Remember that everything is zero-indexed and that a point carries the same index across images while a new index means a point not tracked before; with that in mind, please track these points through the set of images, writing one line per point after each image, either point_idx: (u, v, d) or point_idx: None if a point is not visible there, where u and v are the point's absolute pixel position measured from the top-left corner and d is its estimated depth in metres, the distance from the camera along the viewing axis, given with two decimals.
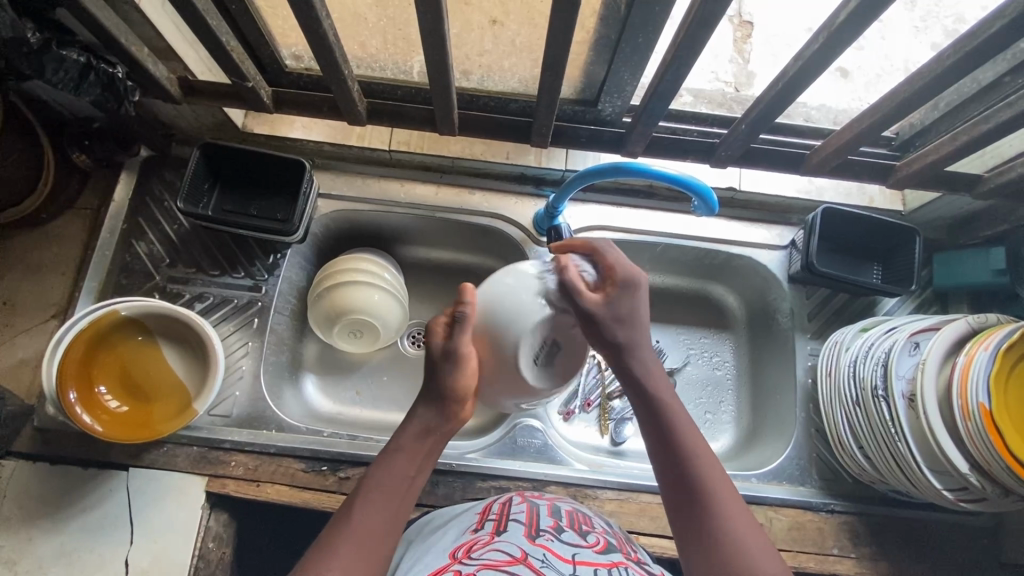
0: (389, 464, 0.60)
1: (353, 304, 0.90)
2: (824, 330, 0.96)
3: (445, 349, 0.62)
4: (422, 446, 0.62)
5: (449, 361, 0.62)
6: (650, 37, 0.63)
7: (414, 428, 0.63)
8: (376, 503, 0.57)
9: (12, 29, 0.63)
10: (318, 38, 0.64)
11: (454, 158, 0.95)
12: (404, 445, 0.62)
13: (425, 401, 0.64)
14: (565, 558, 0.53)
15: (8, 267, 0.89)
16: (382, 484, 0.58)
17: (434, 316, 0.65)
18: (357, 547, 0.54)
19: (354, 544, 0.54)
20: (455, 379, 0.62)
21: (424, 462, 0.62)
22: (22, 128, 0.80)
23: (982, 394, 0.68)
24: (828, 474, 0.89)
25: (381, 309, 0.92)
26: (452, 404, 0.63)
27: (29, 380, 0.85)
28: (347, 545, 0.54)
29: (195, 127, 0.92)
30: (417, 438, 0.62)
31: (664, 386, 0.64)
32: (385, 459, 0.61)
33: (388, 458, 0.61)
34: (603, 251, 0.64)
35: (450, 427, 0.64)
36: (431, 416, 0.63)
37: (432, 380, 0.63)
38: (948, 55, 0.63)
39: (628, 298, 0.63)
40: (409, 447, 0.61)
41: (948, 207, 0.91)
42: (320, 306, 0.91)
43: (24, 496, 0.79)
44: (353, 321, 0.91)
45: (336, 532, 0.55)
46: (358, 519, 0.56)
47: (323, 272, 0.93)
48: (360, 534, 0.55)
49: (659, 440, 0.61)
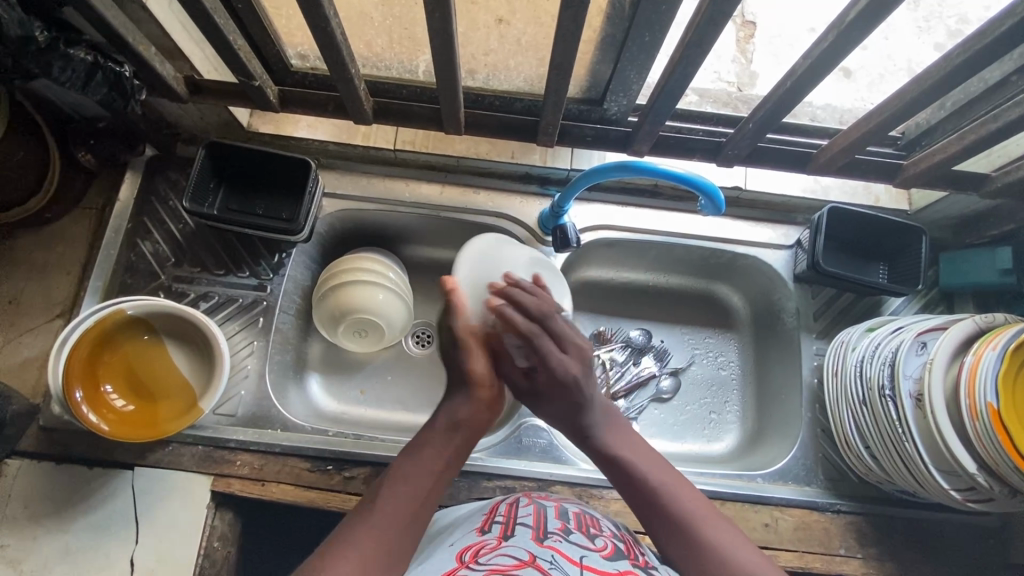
0: (416, 457, 0.62)
1: (353, 304, 0.90)
2: (830, 330, 0.96)
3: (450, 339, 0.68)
4: (450, 440, 0.64)
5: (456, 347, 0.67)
6: (657, 36, 0.63)
7: (440, 421, 0.65)
8: (405, 493, 0.59)
9: (20, 27, 0.63)
10: (325, 36, 0.64)
11: (459, 158, 0.95)
12: (432, 440, 0.63)
13: (456, 392, 0.67)
14: (572, 562, 0.53)
15: (13, 266, 0.89)
16: (408, 475, 0.60)
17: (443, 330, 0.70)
18: (382, 533, 0.55)
19: (380, 529, 0.55)
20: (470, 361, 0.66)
21: (452, 457, 0.63)
22: (27, 127, 0.80)
23: (990, 394, 0.68)
24: (834, 475, 0.89)
25: (383, 308, 0.92)
26: (474, 389, 0.66)
27: (35, 379, 0.85)
28: (370, 533, 0.55)
29: (200, 126, 0.92)
30: (445, 431, 0.64)
31: (620, 435, 0.69)
32: (414, 453, 0.63)
33: (416, 451, 0.63)
34: (540, 350, 0.67)
35: (479, 421, 0.66)
36: (462, 407, 0.65)
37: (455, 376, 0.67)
38: (956, 53, 0.63)
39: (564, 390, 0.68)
40: (437, 441, 0.63)
41: (954, 206, 0.91)
42: (322, 307, 0.92)
43: (30, 495, 0.79)
44: (354, 320, 0.91)
45: (363, 518, 0.57)
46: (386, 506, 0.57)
47: (325, 274, 0.93)
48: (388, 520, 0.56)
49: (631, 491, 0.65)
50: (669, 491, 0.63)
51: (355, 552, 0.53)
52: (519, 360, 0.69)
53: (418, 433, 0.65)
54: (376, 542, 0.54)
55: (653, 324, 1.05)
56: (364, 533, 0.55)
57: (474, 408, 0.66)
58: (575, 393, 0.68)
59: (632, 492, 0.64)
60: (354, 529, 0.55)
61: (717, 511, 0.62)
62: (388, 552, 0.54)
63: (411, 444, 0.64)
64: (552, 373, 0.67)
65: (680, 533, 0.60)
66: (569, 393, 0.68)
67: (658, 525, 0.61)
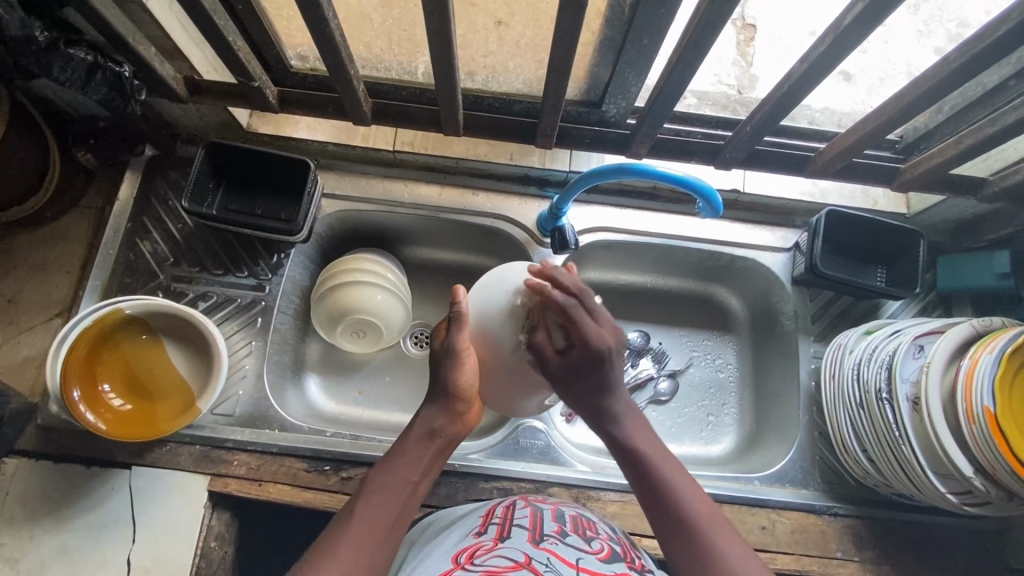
0: (397, 466, 0.63)
1: (352, 303, 0.90)
2: (828, 334, 0.96)
3: (444, 347, 0.68)
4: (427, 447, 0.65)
5: (449, 357, 0.68)
6: (655, 39, 0.63)
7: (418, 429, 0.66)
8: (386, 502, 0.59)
9: (22, 28, 0.63)
10: (325, 38, 0.64)
11: (457, 159, 0.95)
12: (410, 448, 0.64)
13: (436, 400, 0.68)
14: (568, 563, 0.54)
15: (13, 265, 0.89)
16: (388, 483, 0.61)
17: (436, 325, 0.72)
18: (365, 542, 0.55)
19: (365, 536, 0.56)
20: (457, 373, 0.68)
21: (428, 466, 0.65)
22: (26, 125, 0.80)
23: (987, 398, 0.68)
24: (830, 478, 0.89)
25: (381, 307, 0.92)
26: (454, 402, 0.68)
27: (34, 378, 0.85)
28: (349, 543, 0.55)
29: (200, 126, 0.93)
30: (425, 440, 0.65)
31: (641, 430, 0.68)
32: (392, 461, 0.63)
33: (395, 461, 0.63)
34: (573, 320, 0.66)
35: (453, 430, 0.68)
36: (437, 417, 0.67)
37: (438, 381, 0.68)
38: (954, 57, 0.63)
39: (602, 361, 0.67)
40: (415, 451, 0.64)
41: (952, 210, 0.91)
42: (321, 309, 0.92)
43: (28, 493, 0.79)
44: (354, 319, 0.91)
45: (347, 527, 0.57)
46: (367, 513, 0.58)
47: (321, 278, 0.94)
48: (371, 524, 0.57)
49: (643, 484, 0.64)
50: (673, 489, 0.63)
51: (337, 563, 0.53)
52: (555, 337, 0.68)
53: (396, 440, 0.66)
54: (360, 551, 0.55)
55: (652, 327, 1.05)
56: (347, 544, 0.55)
57: (449, 419, 0.67)
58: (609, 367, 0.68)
59: (641, 486, 0.64)
60: (336, 539, 0.55)
61: (726, 520, 0.60)
62: (369, 562, 0.55)
63: (388, 454, 0.64)
64: (586, 341, 0.66)
65: (678, 528, 0.60)
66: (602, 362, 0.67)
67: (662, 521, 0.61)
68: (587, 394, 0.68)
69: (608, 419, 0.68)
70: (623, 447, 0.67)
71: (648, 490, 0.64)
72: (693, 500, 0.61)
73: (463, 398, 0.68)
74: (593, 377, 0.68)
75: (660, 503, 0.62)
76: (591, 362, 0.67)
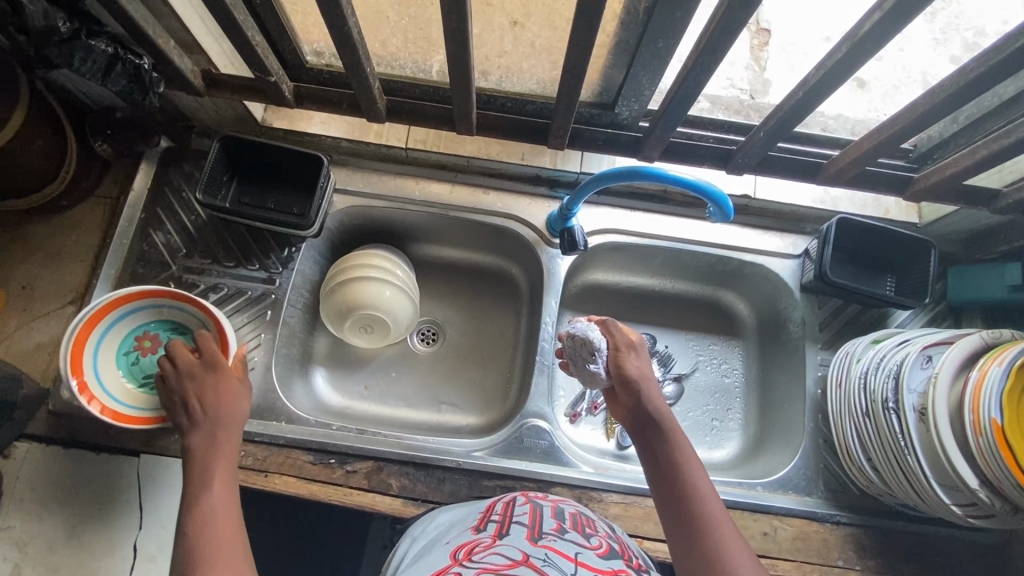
0: (204, 494, 0.64)
1: (111, 369, 0.80)
2: (836, 341, 0.95)
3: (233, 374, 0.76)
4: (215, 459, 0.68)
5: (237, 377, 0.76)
6: (671, 43, 0.63)
7: (203, 464, 0.68)
8: (227, 523, 0.62)
9: (43, 18, 0.66)
10: (343, 36, 0.65)
11: (468, 158, 0.96)
12: (197, 477, 0.67)
13: (220, 428, 0.71)
14: (567, 557, 0.54)
15: (28, 252, 0.91)
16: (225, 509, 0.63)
17: (195, 368, 0.73)
18: (240, 560, 0.59)
19: (229, 561, 0.58)
20: (239, 394, 0.74)
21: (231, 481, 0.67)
22: (44, 115, 0.81)
23: (995, 410, 0.68)
24: (834, 486, 0.89)
25: (117, 384, 0.80)
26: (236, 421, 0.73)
27: (45, 364, 0.86)
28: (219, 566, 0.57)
29: (216, 120, 0.94)
30: (213, 464, 0.67)
31: (672, 423, 0.68)
32: (190, 497, 0.64)
33: (196, 497, 0.64)
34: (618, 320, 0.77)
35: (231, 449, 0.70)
36: (224, 447, 0.69)
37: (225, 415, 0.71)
38: (972, 67, 0.62)
39: (640, 353, 0.74)
40: (224, 478, 0.67)
41: (964, 221, 0.91)
42: (92, 343, 0.79)
43: (38, 477, 0.81)
44: (125, 391, 0.80)
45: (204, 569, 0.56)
46: (210, 550, 0.59)
47: (130, 304, 0.82)
48: (222, 555, 0.58)
49: (663, 472, 0.64)
50: (691, 477, 0.63)
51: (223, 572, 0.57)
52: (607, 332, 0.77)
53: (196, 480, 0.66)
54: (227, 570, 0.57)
55: (658, 330, 1.06)
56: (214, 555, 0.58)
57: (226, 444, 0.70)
58: (645, 363, 0.73)
59: (662, 471, 0.64)
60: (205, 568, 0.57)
61: (733, 523, 0.61)
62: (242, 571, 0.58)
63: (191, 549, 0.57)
64: (634, 337, 0.75)
65: (689, 520, 0.60)
66: (640, 353, 0.74)
67: (670, 499, 0.62)
68: (631, 366, 0.71)
69: (645, 389, 0.70)
70: (654, 429, 0.67)
71: (662, 465, 0.65)
72: (709, 496, 0.62)
73: (235, 426, 0.72)
74: (632, 355, 0.73)
75: (672, 481, 0.63)
76: (635, 351, 0.74)
